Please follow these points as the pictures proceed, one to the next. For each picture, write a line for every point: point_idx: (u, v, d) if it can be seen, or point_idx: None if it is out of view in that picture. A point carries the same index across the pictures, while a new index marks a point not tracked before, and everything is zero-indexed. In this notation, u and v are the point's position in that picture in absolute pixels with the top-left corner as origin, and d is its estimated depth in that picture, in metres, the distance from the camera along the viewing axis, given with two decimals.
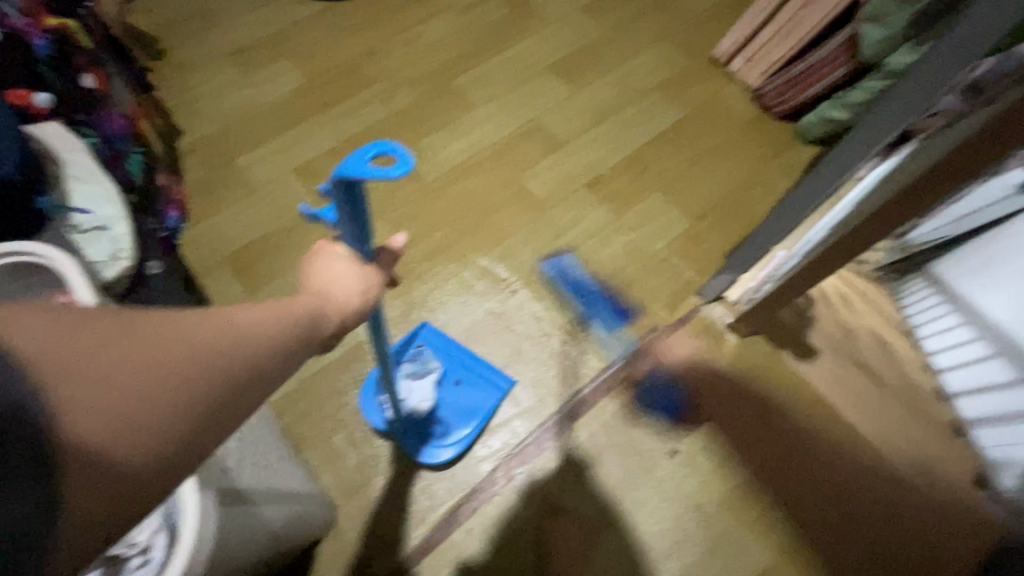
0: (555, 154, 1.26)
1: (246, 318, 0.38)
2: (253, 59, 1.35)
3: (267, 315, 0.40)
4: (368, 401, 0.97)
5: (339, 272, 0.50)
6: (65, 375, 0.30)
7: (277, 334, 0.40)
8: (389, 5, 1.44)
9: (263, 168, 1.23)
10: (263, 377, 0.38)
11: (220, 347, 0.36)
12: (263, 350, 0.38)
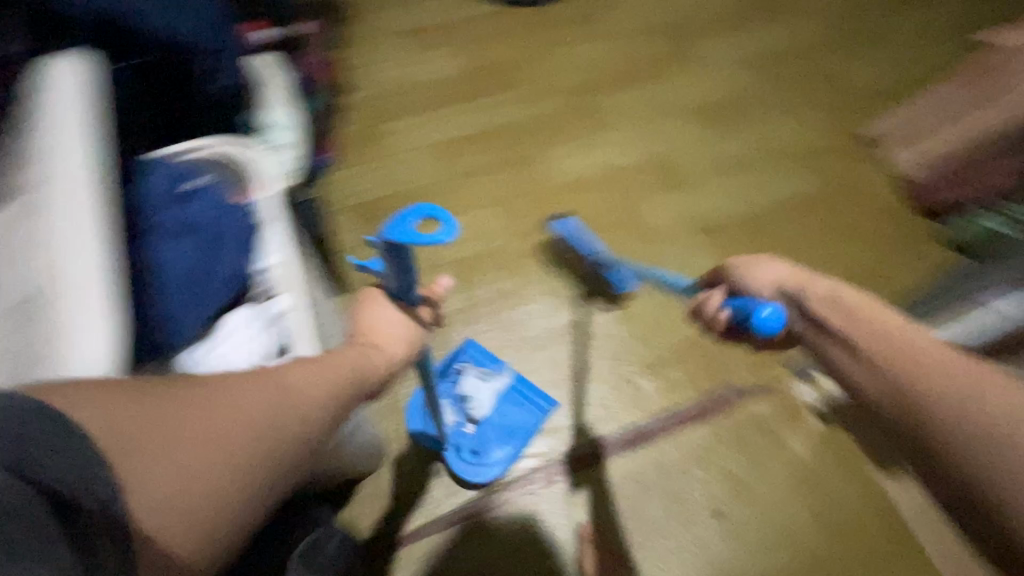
0: (675, 192, 1.28)
1: (295, 381, 0.44)
2: (423, 40, 1.48)
3: (318, 373, 0.47)
4: (413, 416, 1.01)
5: (388, 318, 0.61)
6: (131, 449, 0.34)
7: (329, 390, 0.47)
8: (555, 19, 1.52)
9: (406, 136, 1.34)
10: (310, 426, 0.43)
11: (282, 407, 0.42)
12: (312, 401, 0.44)
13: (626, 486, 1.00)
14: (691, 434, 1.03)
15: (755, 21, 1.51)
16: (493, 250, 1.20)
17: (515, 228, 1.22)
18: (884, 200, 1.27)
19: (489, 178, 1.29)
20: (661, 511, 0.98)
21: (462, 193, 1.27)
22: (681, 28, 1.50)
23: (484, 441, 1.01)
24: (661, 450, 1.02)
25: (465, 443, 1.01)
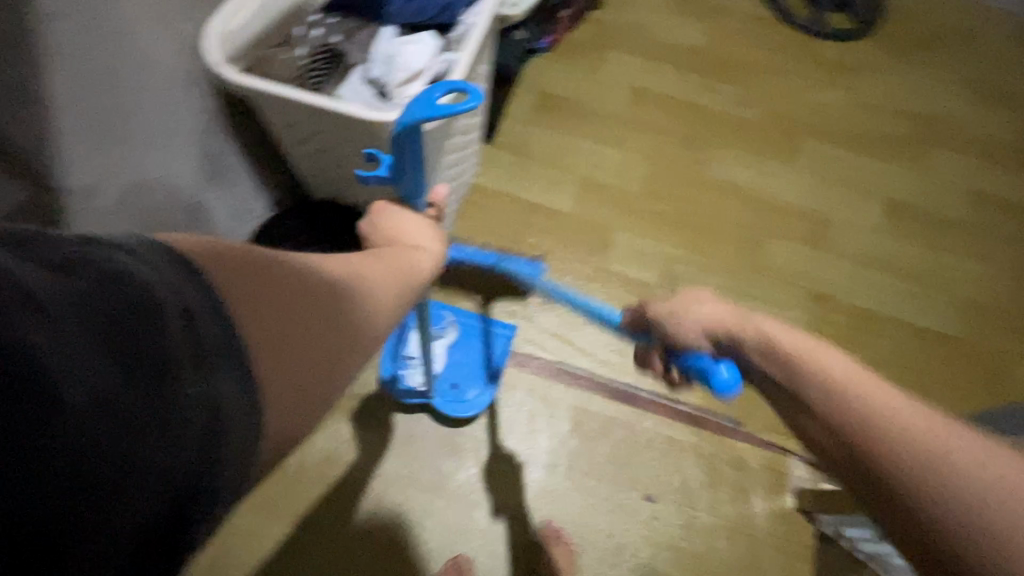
0: (813, 251, 1.25)
1: (362, 273, 0.47)
2: (689, 7, 1.55)
3: (380, 267, 0.50)
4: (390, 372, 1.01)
5: (411, 222, 0.60)
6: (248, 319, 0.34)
7: (391, 287, 0.49)
8: (816, 58, 1.52)
9: (621, 67, 1.43)
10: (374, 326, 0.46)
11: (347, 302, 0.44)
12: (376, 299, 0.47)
13: (593, 423, 1.03)
14: (675, 428, 1.03)
15: (1003, 169, 1.40)
16: (622, 190, 1.27)
17: (652, 187, 1.29)
18: (1005, 387, 1.16)
19: (661, 137, 1.35)
20: (607, 461, 1.01)
21: (631, 133, 1.35)
22: (925, 132, 1.43)
23: (462, 380, 1.02)
24: (641, 419, 1.04)
25: (444, 384, 1.02)
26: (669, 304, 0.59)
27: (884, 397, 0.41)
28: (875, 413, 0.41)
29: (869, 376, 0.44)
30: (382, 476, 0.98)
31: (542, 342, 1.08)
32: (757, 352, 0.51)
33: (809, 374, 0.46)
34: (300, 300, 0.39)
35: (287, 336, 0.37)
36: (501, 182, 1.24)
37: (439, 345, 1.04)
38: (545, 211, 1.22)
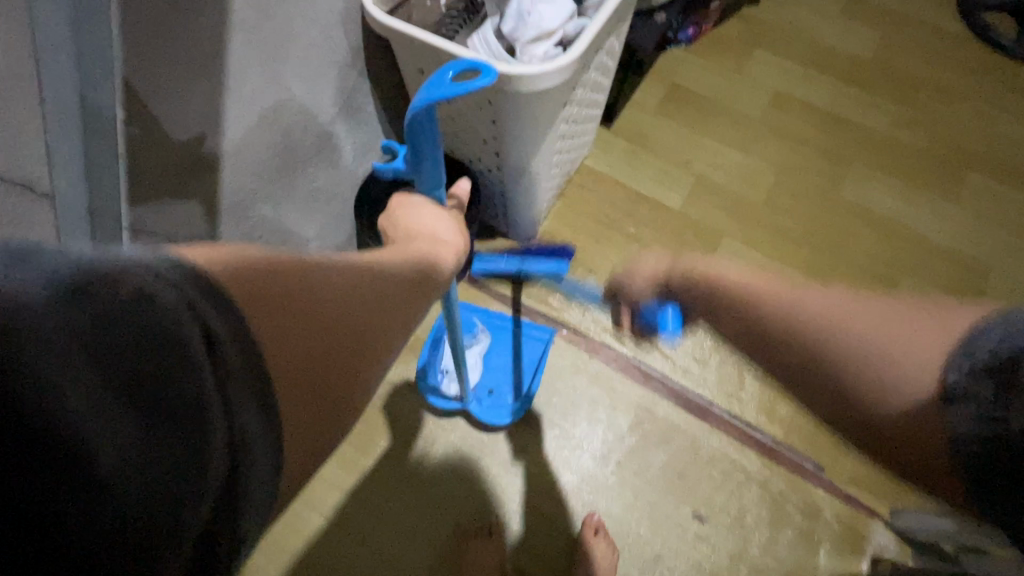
0: (955, 303, 1.09)
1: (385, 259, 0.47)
2: (859, 12, 1.39)
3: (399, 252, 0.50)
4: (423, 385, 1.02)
5: (432, 212, 0.61)
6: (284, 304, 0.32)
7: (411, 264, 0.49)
8: (1010, 85, 1.30)
9: (764, 68, 1.33)
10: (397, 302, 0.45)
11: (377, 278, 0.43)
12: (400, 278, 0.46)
13: (655, 425, 0.99)
14: (744, 454, 0.96)
15: None
16: (740, 197, 1.19)
17: (773, 199, 1.19)
18: None
19: (796, 148, 1.24)
20: (662, 468, 0.96)
21: (763, 139, 1.25)
22: None
23: (501, 387, 1.02)
24: (709, 434, 0.97)
25: (480, 393, 1.01)
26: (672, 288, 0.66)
27: (997, 396, 0.38)
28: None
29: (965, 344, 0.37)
30: (436, 423, 1.00)
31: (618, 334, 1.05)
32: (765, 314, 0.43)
33: (839, 341, 0.39)
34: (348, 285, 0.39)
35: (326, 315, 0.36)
36: (610, 168, 1.22)
37: (473, 354, 1.04)
38: (650, 204, 1.18)
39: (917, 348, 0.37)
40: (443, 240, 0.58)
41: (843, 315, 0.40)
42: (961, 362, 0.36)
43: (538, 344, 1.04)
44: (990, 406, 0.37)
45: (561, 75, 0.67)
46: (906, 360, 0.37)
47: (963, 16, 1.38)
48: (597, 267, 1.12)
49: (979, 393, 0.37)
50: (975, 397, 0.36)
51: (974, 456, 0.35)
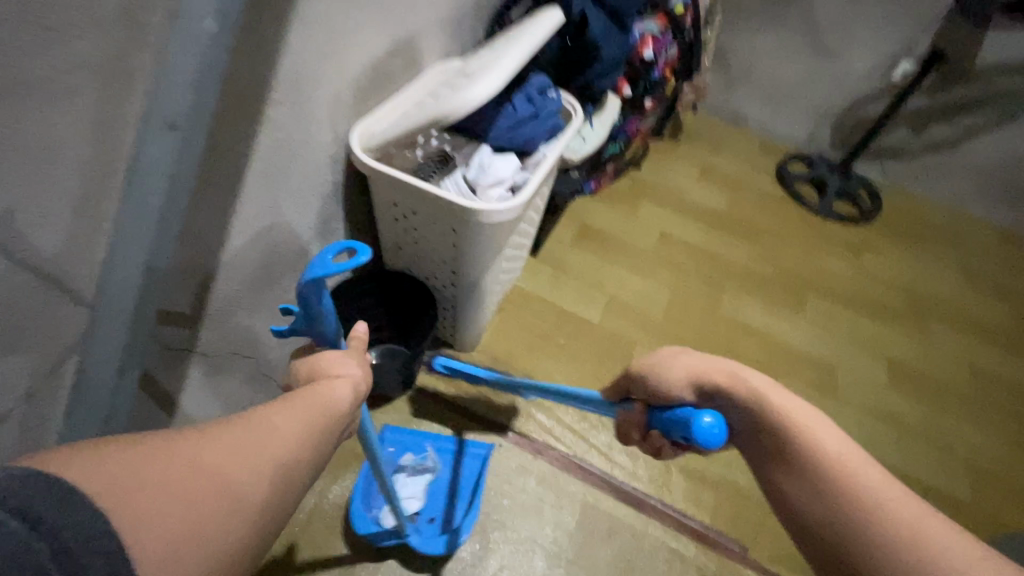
0: (821, 395, 1.35)
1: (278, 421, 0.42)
2: (713, 178, 1.85)
3: (304, 410, 0.44)
4: (361, 514, 0.98)
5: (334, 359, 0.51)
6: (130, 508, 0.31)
7: (315, 427, 0.44)
8: (822, 233, 1.76)
9: (652, 215, 1.68)
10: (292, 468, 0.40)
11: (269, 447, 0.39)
12: (298, 445, 0.41)
13: (600, 519, 1.05)
14: (678, 539, 1.05)
15: (995, 352, 1.54)
16: (647, 313, 1.42)
17: (674, 314, 1.43)
18: None
19: (683, 275, 1.54)
20: (610, 562, 1.01)
21: (658, 267, 1.54)
22: (921, 309, 1.60)
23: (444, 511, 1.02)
24: (649, 524, 1.06)
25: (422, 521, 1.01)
26: (650, 359, 0.64)
27: (948, 551, 0.43)
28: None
29: (914, 513, 0.46)
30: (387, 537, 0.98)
31: (558, 436, 1.15)
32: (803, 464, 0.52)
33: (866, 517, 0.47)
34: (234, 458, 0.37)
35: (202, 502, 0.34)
36: (539, 289, 1.41)
37: (415, 479, 1.05)
38: (574, 318, 1.37)
39: (884, 494, 0.48)
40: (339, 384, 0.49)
41: (810, 426, 0.53)
42: (898, 510, 0.46)
43: (477, 460, 1.08)
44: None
45: (515, 211, 0.85)
46: (854, 495, 0.48)
47: (782, 185, 1.88)
48: (535, 374, 1.25)
49: (920, 538, 0.44)
50: (913, 552, 0.44)
51: (882, 571, 0.45)
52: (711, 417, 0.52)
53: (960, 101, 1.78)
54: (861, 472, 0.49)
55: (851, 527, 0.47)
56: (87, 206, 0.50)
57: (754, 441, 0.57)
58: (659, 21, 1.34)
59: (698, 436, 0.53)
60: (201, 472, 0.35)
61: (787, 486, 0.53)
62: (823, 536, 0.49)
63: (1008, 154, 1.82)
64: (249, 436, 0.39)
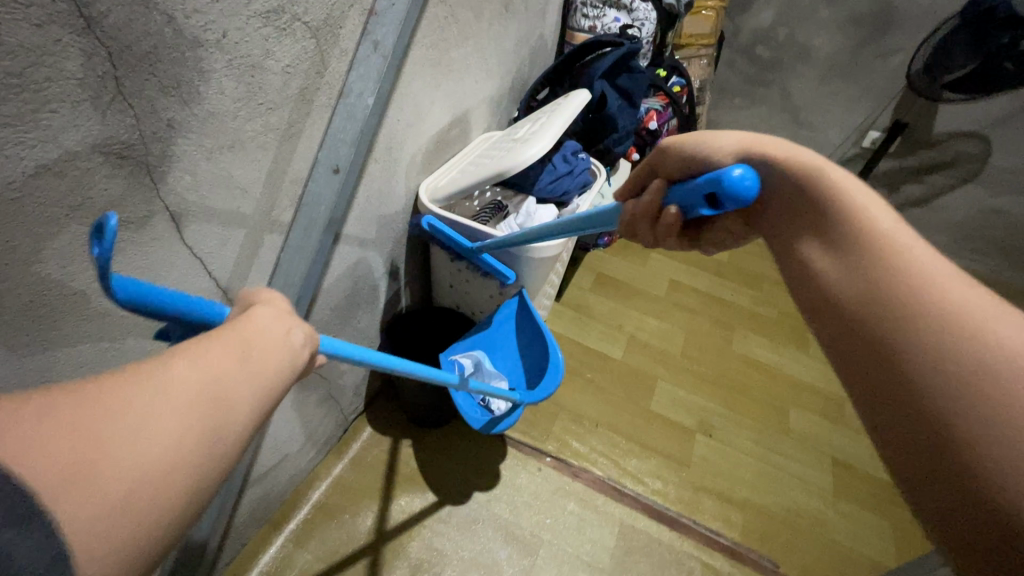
0: (835, 422, 1.43)
1: (225, 351, 0.31)
2: None
3: (250, 340, 0.33)
4: (476, 420, 1.06)
5: (274, 304, 0.37)
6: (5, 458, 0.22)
7: (269, 364, 0.33)
8: None
9: (661, 264, 1.83)
10: (238, 411, 0.30)
11: (205, 389, 0.29)
12: (252, 389, 0.31)
13: (638, 538, 1.12)
14: (710, 555, 1.12)
15: None
16: (664, 349, 1.54)
17: (689, 351, 1.55)
18: None
19: (695, 315, 1.67)
20: None
21: (672, 309, 1.67)
22: None
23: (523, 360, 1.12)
24: (684, 543, 1.13)
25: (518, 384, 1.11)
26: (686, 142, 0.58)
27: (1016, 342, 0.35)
28: (954, 355, 0.36)
29: (967, 292, 0.39)
30: (441, 555, 1.04)
31: (592, 463, 1.24)
32: (892, 273, 0.43)
33: (972, 340, 0.36)
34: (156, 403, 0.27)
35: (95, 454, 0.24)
36: (566, 330, 1.54)
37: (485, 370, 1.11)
38: (599, 355, 1.48)
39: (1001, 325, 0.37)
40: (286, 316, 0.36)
41: (897, 240, 0.44)
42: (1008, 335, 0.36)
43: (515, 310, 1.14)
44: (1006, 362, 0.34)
45: (559, 247, 1.01)
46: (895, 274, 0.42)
47: None
48: (567, 405, 1.34)
49: (987, 328, 0.37)
50: (964, 335, 0.37)
51: (972, 397, 0.35)
52: (741, 168, 0.44)
53: (925, 163, 2.02)
54: (915, 255, 0.43)
55: (883, 308, 0.41)
56: (252, 235, 0.66)
57: (796, 227, 0.51)
58: (661, 100, 1.57)
59: (727, 193, 0.44)
60: (100, 403, 0.25)
61: (828, 270, 0.47)
62: (846, 319, 0.44)
63: (975, 208, 2.04)
64: (164, 363, 0.28)
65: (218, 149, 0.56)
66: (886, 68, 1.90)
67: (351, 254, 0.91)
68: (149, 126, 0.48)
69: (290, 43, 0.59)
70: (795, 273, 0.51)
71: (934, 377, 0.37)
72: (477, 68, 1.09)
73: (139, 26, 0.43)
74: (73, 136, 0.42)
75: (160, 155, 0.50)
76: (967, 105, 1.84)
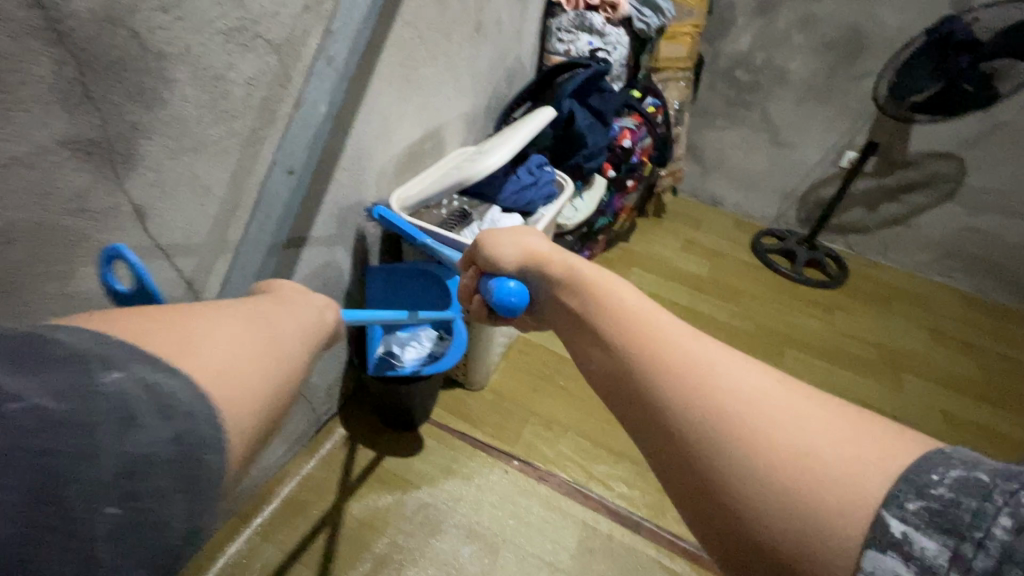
0: None
1: (278, 310, 0.41)
2: (693, 251, 2.09)
3: (289, 307, 0.43)
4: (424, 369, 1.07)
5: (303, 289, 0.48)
6: (162, 343, 0.31)
7: (310, 320, 0.43)
8: (794, 296, 1.96)
9: (640, 278, 1.88)
10: (301, 344, 0.40)
11: (275, 326, 0.39)
12: (305, 333, 0.41)
13: (601, 539, 1.14)
14: (673, 558, 1.14)
15: (961, 398, 1.68)
16: None
17: None
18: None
19: None
20: None
21: None
22: (892, 362, 1.75)
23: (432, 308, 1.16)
24: (647, 546, 1.15)
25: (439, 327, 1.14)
26: (495, 239, 0.66)
27: (736, 381, 0.36)
28: (702, 419, 0.35)
29: (709, 350, 0.39)
30: (404, 551, 1.07)
31: (560, 466, 1.26)
32: (648, 336, 0.42)
33: (716, 400, 0.35)
34: (249, 327, 0.36)
35: (219, 350, 0.33)
36: (541, 339, 1.57)
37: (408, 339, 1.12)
38: (573, 363, 1.52)
39: (741, 381, 0.36)
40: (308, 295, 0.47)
41: (651, 308, 0.45)
42: (747, 389, 0.36)
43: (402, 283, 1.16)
44: (733, 405, 0.35)
45: None
46: (648, 338, 0.41)
47: (756, 255, 2.12)
48: (538, 410, 1.38)
49: (725, 383, 0.36)
50: (704, 394, 0.36)
51: (726, 463, 0.33)
52: (505, 290, 0.61)
53: (902, 183, 2.07)
54: (662, 319, 0.43)
55: (640, 375, 0.40)
56: (217, 229, 0.72)
57: (575, 303, 0.52)
58: (635, 119, 1.64)
59: (498, 301, 0.62)
60: (204, 320, 0.34)
61: (596, 358, 0.45)
62: (618, 393, 0.42)
63: (954, 227, 2.07)
64: (234, 307, 0.38)
65: (183, 150, 0.62)
66: (860, 90, 1.97)
67: (320, 253, 0.97)
68: (114, 127, 0.54)
69: (253, 57, 0.65)
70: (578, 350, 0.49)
71: (696, 447, 0.34)
72: (450, 86, 1.17)
73: (106, 40, 0.50)
74: (42, 133, 0.49)
75: (125, 153, 0.56)
76: (940, 126, 1.90)
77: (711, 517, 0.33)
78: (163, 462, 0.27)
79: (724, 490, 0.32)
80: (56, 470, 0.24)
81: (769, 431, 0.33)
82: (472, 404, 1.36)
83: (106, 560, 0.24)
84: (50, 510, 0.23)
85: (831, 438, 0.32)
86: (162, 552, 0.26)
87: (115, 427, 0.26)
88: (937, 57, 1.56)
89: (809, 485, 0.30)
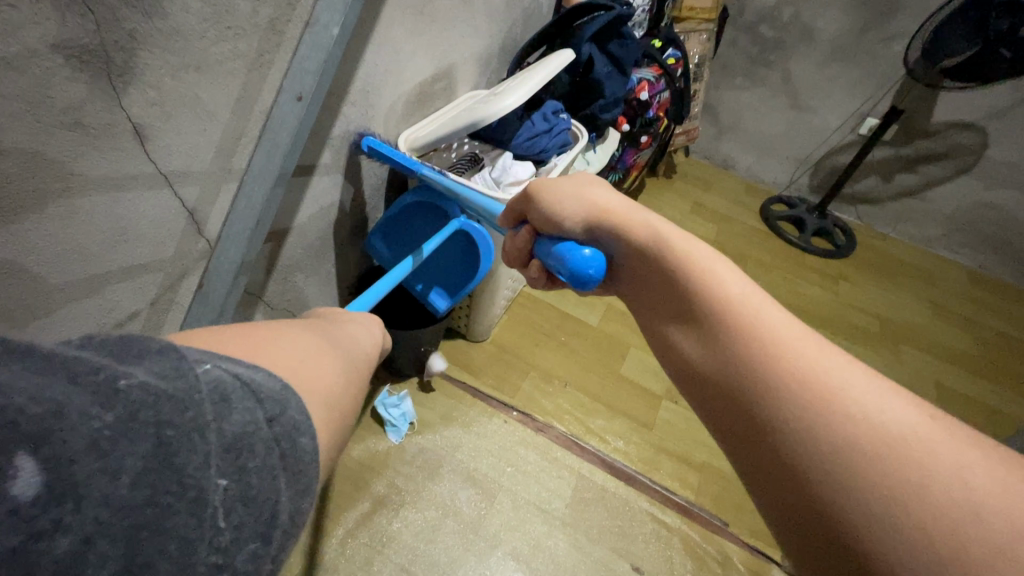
0: None
1: (336, 338, 0.43)
2: (701, 214, 2.06)
3: (341, 335, 0.45)
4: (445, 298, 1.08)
5: (349, 320, 0.50)
6: (254, 357, 0.32)
7: (361, 351, 0.45)
8: (799, 263, 1.95)
9: None
10: (358, 369, 0.42)
11: (339, 352, 0.41)
12: (360, 361, 0.43)
13: (595, 489, 1.17)
14: (664, 512, 1.16)
15: (956, 373, 1.69)
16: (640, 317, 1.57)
17: None
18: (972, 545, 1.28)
19: None
20: (603, 524, 1.12)
21: None
22: (890, 332, 1.76)
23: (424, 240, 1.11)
24: (639, 498, 1.17)
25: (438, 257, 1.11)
26: (558, 189, 0.63)
27: (858, 392, 0.36)
28: (818, 430, 0.35)
29: (827, 355, 0.39)
30: (403, 492, 1.09)
31: (558, 419, 1.28)
32: (759, 335, 0.41)
33: (839, 413, 0.35)
34: (318, 350, 0.38)
35: (300, 367, 0.34)
36: (545, 294, 1.56)
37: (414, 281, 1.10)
38: (575, 319, 1.51)
39: (863, 394, 0.36)
40: (353, 325, 0.49)
41: (759, 303, 0.44)
42: (870, 404, 0.35)
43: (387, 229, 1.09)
44: (872, 437, 0.33)
45: None
46: (760, 339, 0.41)
47: (764, 221, 2.09)
48: (539, 364, 1.38)
49: (847, 394, 0.36)
50: (824, 404, 0.35)
51: (847, 476, 0.33)
52: (581, 260, 0.58)
53: (921, 153, 2.01)
54: (772, 316, 0.43)
55: (752, 378, 0.39)
56: (222, 154, 0.68)
57: (661, 300, 0.51)
58: (654, 70, 1.56)
59: (572, 272, 0.59)
60: (283, 342, 0.36)
61: (696, 357, 0.45)
62: (721, 392, 0.42)
63: (969, 202, 2.03)
64: (298, 330, 0.39)
65: (183, 68, 0.58)
66: (889, 53, 1.88)
67: (325, 190, 0.94)
68: (110, 35, 0.50)
69: None
70: (665, 354, 0.49)
71: (813, 457, 0.34)
72: (465, 22, 1.10)
73: None
74: (32, 34, 0.45)
75: (123, 65, 0.52)
76: (968, 95, 1.83)
77: (816, 522, 0.33)
78: (265, 440, 0.27)
79: (854, 523, 0.31)
80: (168, 443, 0.24)
81: (894, 447, 0.32)
82: (473, 355, 1.36)
83: (222, 526, 0.24)
84: (171, 475, 0.23)
85: (962, 464, 0.31)
86: (269, 523, 0.26)
87: (215, 409, 0.26)
88: (975, 20, 1.48)
89: (934, 506, 0.30)
